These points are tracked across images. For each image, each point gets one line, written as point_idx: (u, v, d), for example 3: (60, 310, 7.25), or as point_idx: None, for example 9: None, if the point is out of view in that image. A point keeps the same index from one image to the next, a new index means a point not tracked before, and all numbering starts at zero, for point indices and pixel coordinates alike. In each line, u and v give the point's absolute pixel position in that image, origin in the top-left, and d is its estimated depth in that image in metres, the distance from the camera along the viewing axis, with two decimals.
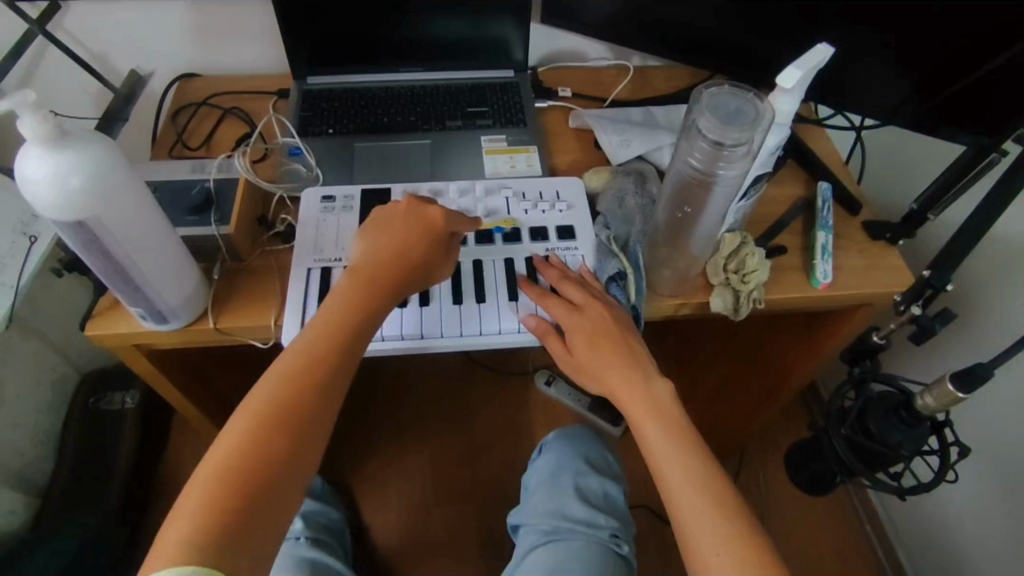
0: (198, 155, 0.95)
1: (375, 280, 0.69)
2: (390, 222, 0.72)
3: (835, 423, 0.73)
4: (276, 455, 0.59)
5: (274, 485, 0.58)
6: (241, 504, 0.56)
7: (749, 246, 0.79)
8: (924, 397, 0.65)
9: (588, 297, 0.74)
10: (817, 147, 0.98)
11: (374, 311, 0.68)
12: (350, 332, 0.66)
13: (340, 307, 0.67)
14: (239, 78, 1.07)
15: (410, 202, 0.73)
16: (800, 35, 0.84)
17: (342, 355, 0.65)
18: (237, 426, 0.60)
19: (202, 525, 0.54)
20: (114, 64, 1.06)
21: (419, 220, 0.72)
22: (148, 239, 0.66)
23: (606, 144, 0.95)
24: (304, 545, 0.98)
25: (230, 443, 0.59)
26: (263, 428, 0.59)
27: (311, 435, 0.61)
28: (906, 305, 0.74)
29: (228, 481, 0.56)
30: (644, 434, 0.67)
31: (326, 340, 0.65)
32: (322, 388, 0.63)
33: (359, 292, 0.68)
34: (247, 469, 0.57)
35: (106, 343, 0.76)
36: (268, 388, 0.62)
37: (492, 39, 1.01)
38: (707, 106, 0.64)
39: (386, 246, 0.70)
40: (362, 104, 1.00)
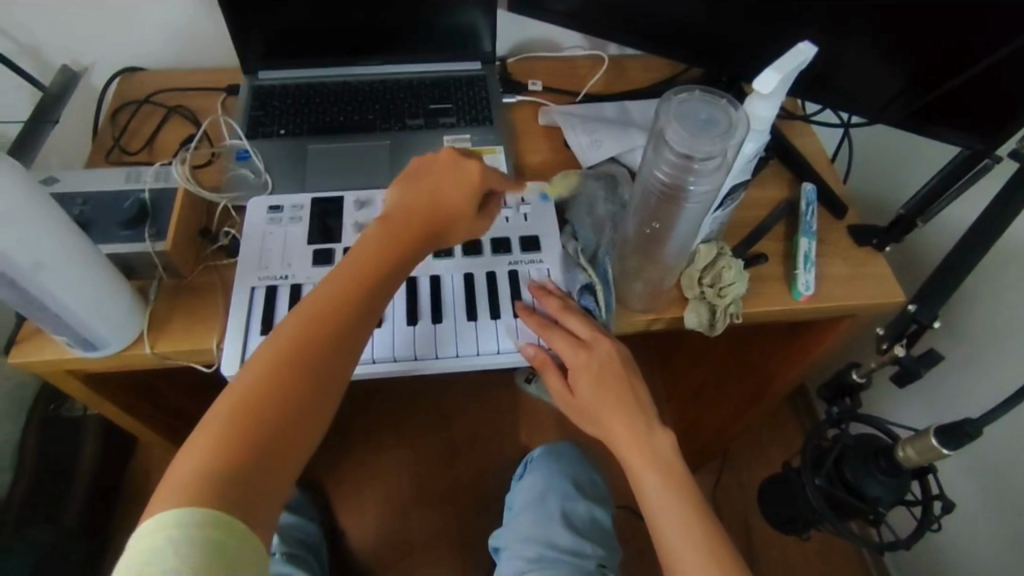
0: (139, 160, 0.88)
1: (411, 227, 0.64)
2: (431, 170, 0.66)
3: (809, 469, 0.69)
4: (294, 397, 0.55)
5: (292, 430, 0.54)
6: (251, 447, 0.52)
7: (726, 258, 0.74)
8: (906, 448, 0.61)
9: (593, 331, 0.68)
10: (802, 145, 0.93)
11: (402, 256, 0.63)
12: (382, 279, 0.61)
13: (373, 251, 0.62)
14: (185, 72, 1.00)
15: (451, 154, 0.67)
16: (784, 28, 0.78)
17: (372, 303, 0.60)
18: (261, 364, 0.55)
19: (214, 463, 0.50)
20: (46, 59, 0.98)
21: (460, 172, 0.66)
22: (61, 263, 0.60)
23: (576, 145, 0.89)
24: (279, 561, 0.91)
25: (253, 379, 0.54)
26: (283, 372, 0.55)
27: (332, 384, 0.57)
28: (888, 344, 0.67)
29: (248, 418, 0.53)
30: (643, 485, 0.64)
31: (354, 283, 0.60)
32: (344, 338, 0.58)
33: (392, 242, 0.63)
34: (263, 413, 0.53)
35: (36, 370, 0.71)
36: (293, 329, 0.57)
37: (455, 29, 0.94)
38: (676, 113, 0.58)
39: (425, 191, 0.65)
40: (318, 102, 0.93)
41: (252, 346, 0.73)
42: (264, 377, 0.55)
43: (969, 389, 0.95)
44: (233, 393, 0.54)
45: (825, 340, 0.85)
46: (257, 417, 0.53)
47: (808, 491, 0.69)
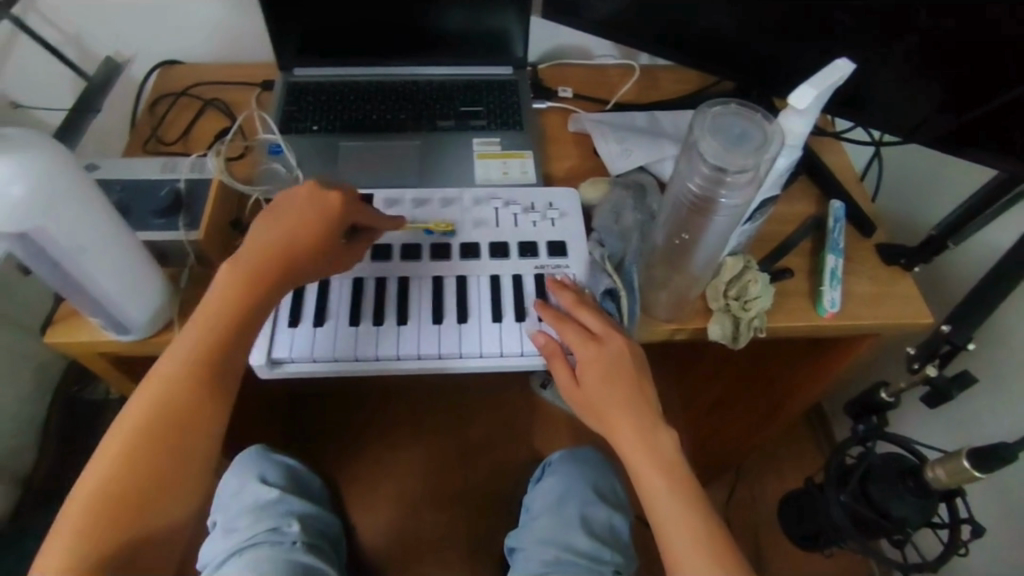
0: (174, 150, 0.90)
1: (266, 270, 0.64)
2: (285, 208, 0.66)
3: (835, 486, 0.74)
4: (160, 453, 0.59)
5: (164, 483, 0.59)
6: (125, 509, 0.57)
7: (752, 271, 0.74)
8: (934, 470, 0.64)
9: (608, 327, 0.68)
10: (832, 162, 0.92)
11: (256, 302, 0.64)
12: (230, 330, 0.63)
13: (221, 297, 0.63)
14: (222, 66, 1.02)
15: (310, 188, 0.67)
16: (818, 43, 0.78)
17: (229, 348, 0.63)
18: (125, 428, 0.60)
19: (87, 532, 0.56)
20: (90, 49, 1.01)
21: (316, 208, 0.66)
22: (99, 247, 0.61)
23: (604, 152, 0.89)
24: (299, 550, 0.94)
25: (121, 443, 0.59)
26: (146, 432, 0.59)
27: (201, 429, 0.61)
28: (919, 363, 0.67)
29: (118, 483, 0.58)
30: (648, 485, 0.64)
31: (207, 333, 0.62)
32: (207, 385, 0.61)
33: (239, 285, 0.63)
34: (134, 471, 0.58)
35: (68, 351, 0.72)
36: (153, 388, 0.61)
37: (488, 34, 0.95)
38: (710, 126, 0.58)
39: (279, 232, 0.65)
40: (350, 100, 0.95)
41: (279, 337, 0.72)
42: (128, 441, 0.59)
43: (995, 415, 0.93)
44: (103, 460, 0.59)
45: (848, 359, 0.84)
46: (130, 472, 0.58)
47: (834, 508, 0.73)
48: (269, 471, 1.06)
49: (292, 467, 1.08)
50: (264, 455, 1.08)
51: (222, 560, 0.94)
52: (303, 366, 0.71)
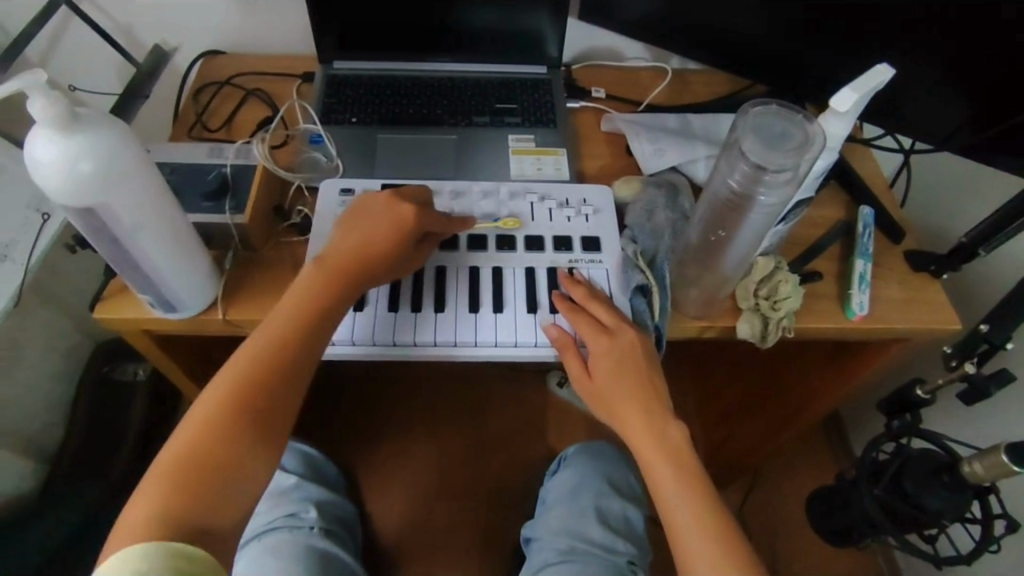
0: (217, 137, 0.92)
1: (347, 271, 0.68)
2: (368, 213, 0.70)
3: (868, 480, 0.75)
4: (241, 431, 0.60)
5: (242, 459, 0.60)
6: (204, 480, 0.58)
7: (783, 272, 0.75)
8: (971, 464, 0.64)
9: (619, 321, 0.70)
10: (862, 168, 0.93)
11: (338, 299, 0.68)
12: (312, 321, 0.66)
13: (308, 290, 0.67)
14: (264, 57, 1.04)
15: (390, 197, 0.71)
16: (854, 50, 0.80)
17: (307, 343, 0.65)
18: (208, 404, 0.61)
19: (168, 502, 0.56)
20: (137, 37, 1.04)
21: (395, 215, 0.70)
22: (157, 226, 0.63)
23: (638, 152, 0.91)
24: (316, 535, 0.88)
25: (202, 419, 0.60)
26: (232, 407, 0.61)
27: (277, 419, 0.63)
28: (957, 361, 0.70)
29: (200, 455, 0.58)
30: (656, 474, 0.65)
31: (291, 321, 0.65)
32: (282, 375, 0.64)
33: (321, 282, 0.67)
34: (216, 444, 0.59)
35: (115, 326, 0.75)
36: (237, 368, 0.63)
37: (526, 33, 0.97)
38: (752, 126, 0.60)
39: (358, 236, 0.69)
40: (388, 94, 0.97)
41: None
42: (212, 416, 0.60)
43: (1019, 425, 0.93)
44: (189, 432, 0.59)
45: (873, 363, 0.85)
46: (206, 455, 0.59)
47: (866, 501, 0.75)
48: (286, 457, 0.98)
49: (310, 453, 1.01)
50: (283, 442, 1.01)
51: (241, 543, 0.87)
52: (344, 350, 0.74)
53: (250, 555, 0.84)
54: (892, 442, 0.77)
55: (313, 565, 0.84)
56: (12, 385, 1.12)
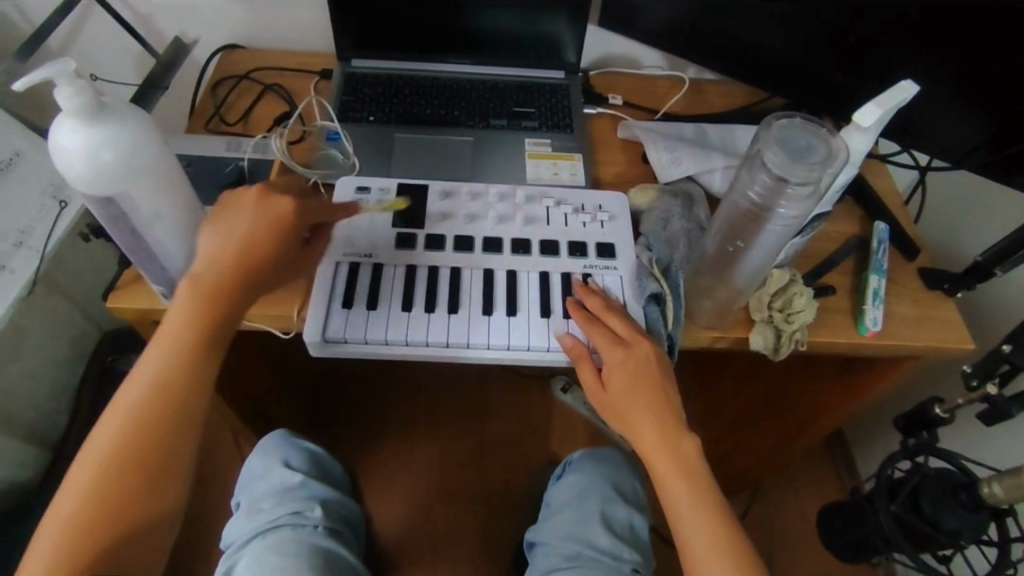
0: (234, 131, 0.92)
1: (224, 290, 0.60)
2: (239, 214, 0.61)
3: (884, 496, 0.74)
4: (137, 477, 0.56)
5: (141, 507, 0.56)
6: (104, 535, 0.54)
7: (799, 285, 0.75)
8: (991, 484, 0.64)
9: (635, 333, 0.70)
10: (878, 184, 0.93)
11: (223, 314, 0.60)
12: (196, 343, 0.59)
13: (185, 309, 0.59)
14: (283, 53, 1.04)
15: (259, 192, 0.62)
16: (874, 66, 0.80)
17: (196, 369, 0.59)
18: (96, 454, 0.56)
19: (64, 567, 0.53)
20: (158, 30, 1.04)
21: (269, 214, 0.62)
22: (175, 219, 0.63)
23: (654, 160, 0.90)
24: (321, 534, 0.88)
25: (91, 470, 0.55)
26: (121, 455, 0.56)
27: (176, 454, 0.58)
28: (979, 381, 0.69)
29: (93, 514, 0.55)
30: (669, 490, 0.66)
31: (172, 346, 0.58)
32: (177, 406, 0.58)
33: (202, 298, 0.59)
34: (113, 497, 0.55)
35: (127, 316, 0.75)
36: (125, 411, 0.57)
37: (545, 38, 0.97)
38: (776, 138, 0.60)
39: (234, 243, 0.60)
40: (406, 93, 0.97)
41: (333, 318, 0.73)
42: (103, 467, 0.56)
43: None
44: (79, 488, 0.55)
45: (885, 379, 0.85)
46: (106, 498, 0.55)
47: (883, 516, 0.73)
48: (294, 456, 0.99)
49: (315, 452, 1.02)
50: (287, 439, 1.01)
51: (244, 541, 0.86)
52: (356, 348, 0.73)
53: (254, 551, 0.83)
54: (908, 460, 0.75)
55: (318, 563, 0.83)
56: (20, 371, 1.13)
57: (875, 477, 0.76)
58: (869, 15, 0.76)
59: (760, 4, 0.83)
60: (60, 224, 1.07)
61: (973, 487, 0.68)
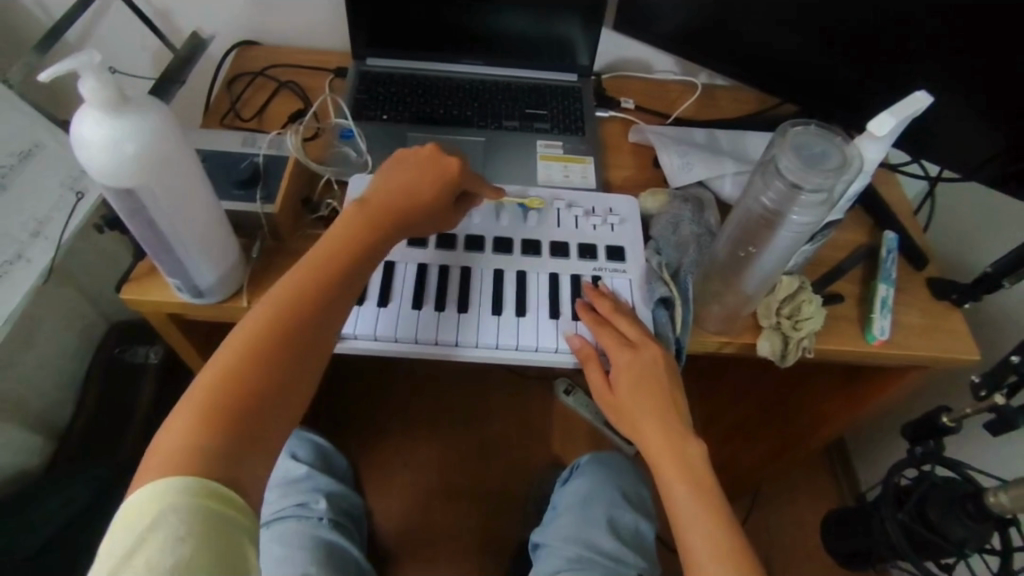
0: (250, 127, 0.93)
1: (388, 212, 0.67)
2: (410, 163, 0.69)
3: (893, 504, 0.74)
4: (280, 363, 0.57)
5: (278, 396, 0.57)
6: (235, 412, 0.54)
7: (807, 292, 0.75)
8: (997, 494, 0.63)
9: (644, 336, 0.71)
10: (887, 193, 0.94)
11: (381, 243, 0.66)
12: (355, 263, 0.64)
13: (353, 231, 0.65)
14: (298, 50, 1.05)
15: (433, 147, 0.70)
16: (887, 76, 0.80)
17: (343, 280, 0.63)
18: (244, 333, 0.58)
19: (199, 434, 0.52)
20: (176, 25, 1.05)
21: (437, 166, 0.69)
22: (192, 211, 0.64)
23: (666, 164, 0.91)
24: (325, 527, 0.88)
25: (235, 349, 0.57)
26: (268, 340, 0.58)
27: (313, 354, 0.60)
28: (987, 392, 0.70)
29: (230, 389, 0.55)
30: (673, 495, 0.66)
31: (334, 258, 0.63)
32: (315, 311, 0.61)
33: (367, 225, 0.66)
34: (254, 378, 0.56)
35: (141, 308, 0.76)
36: (276, 301, 0.60)
37: (559, 40, 0.98)
38: (790, 144, 0.60)
39: (403, 183, 0.68)
40: (420, 93, 0.97)
41: None
42: (247, 347, 0.57)
43: None
44: (223, 363, 0.56)
45: (890, 388, 0.85)
46: (246, 378, 0.55)
47: (888, 523, 0.74)
48: (298, 446, 0.98)
49: (321, 444, 1.01)
50: (293, 432, 1.01)
51: (252, 532, 0.88)
52: (367, 344, 0.74)
53: (260, 543, 0.86)
54: (915, 468, 0.76)
55: (321, 557, 0.84)
56: (31, 360, 1.14)
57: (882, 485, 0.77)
58: (884, 25, 0.76)
59: (776, 10, 0.83)
60: (77, 215, 0.96)
61: (979, 497, 0.67)
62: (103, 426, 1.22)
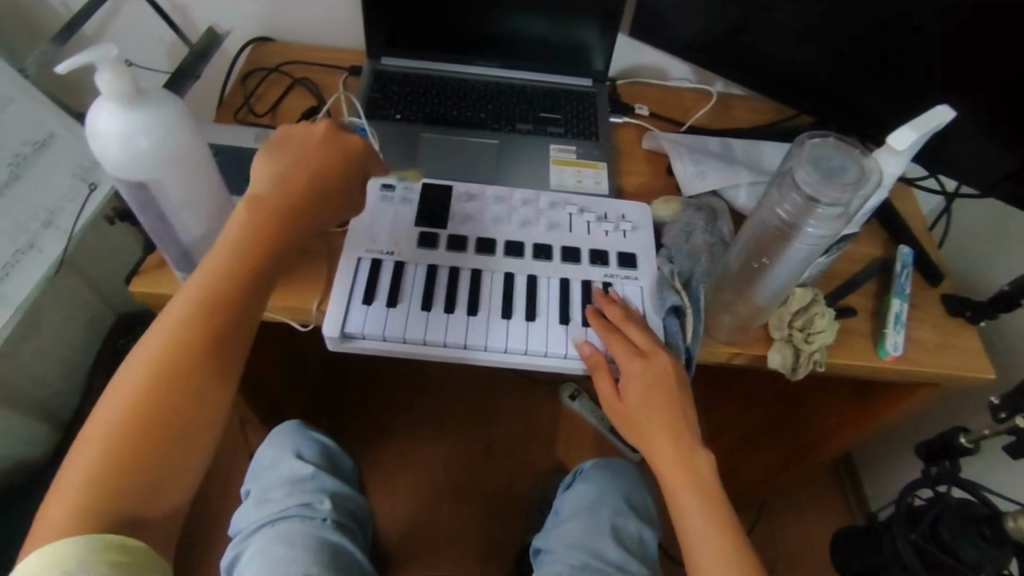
0: (263, 122, 0.93)
1: (287, 208, 0.62)
2: (300, 152, 0.65)
3: (905, 523, 0.73)
4: (179, 397, 0.55)
5: (180, 430, 0.54)
6: (133, 455, 0.52)
7: (821, 305, 0.74)
8: (1016, 519, 0.62)
9: (655, 345, 0.70)
10: (903, 208, 0.93)
11: (281, 243, 0.62)
12: (255, 271, 0.60)
13: (245, 235, 0.60)
14: (313, 47, 1.05)
15: (324, 130, 0.66)
16: (907, 91, 0.79)
17: (243, 296, 0.59)
18: (137, 370, 0.55)
19: (98, 485, 0.51)
20: (192, 18, 1.05)
21: (333, 152, 0.66)
22: (202, 206, 0.64)
23: (680, 172, 0.90)
24: (329, 527, 0.88)
25: (128, 389, 0.54)
26: (162, 375, 0.55)
27: (212, 377, 0.56)
28: (1007, 414, 0.68)
29: (127, 433, 0.53)
30: (682, 508, 0.65)
31: (226, 270, 0.59)
32: (214, 336, 0.57)
33: (260, 227, 0.61)
34: (150, 415, 0.54)
35: (149, 301, 0.75)
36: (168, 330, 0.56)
37: (575, 44, 0.97)
38: (808, 157, 0.59)
39: (297, 175, 0.64)
40: (434, 93, 0.97)
41: (352, 313, 0.73)
42: (142, 387, 0.54)
43: None
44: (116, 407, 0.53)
45: (900, 405, 0.84)
46: (144, 418, 0.53)
47: (899, 542, 0.72)
48: (306, 446, 0.99)
49: (326, 445, 1.01)
50: (299, 431, 1.00)
51: (253, 528, 0.87)
52: (374, 344, 0.73)
53: (262, 540, 0.84)
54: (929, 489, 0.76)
55: (323, 557, 0.83)
56: (37, 349, 1.14)
57: (895, 504, 0.76)
58: (905, 37, 0.75)
59: (795, 20, 0.82)
60: (87, 206, 0.91)
61: (997, 520, 0.66)
62: None
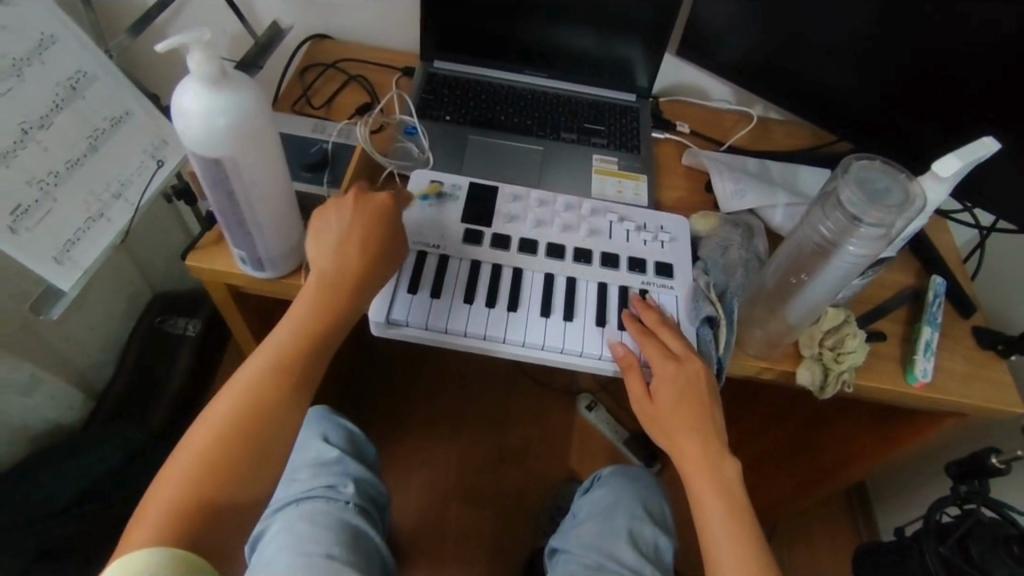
0: (318, 115, 0.97)
1: (344, 289, 0.67)
2: (347, 214, 0.69)
3: (934, 536, 0.74)
4: (253, 445, 0.60)
5: (253, 468, 0.60)
6: (208, 488, 0.58)
7: (852, 326, 0.76)
8: None
9: (689, 352, 0.71)
10: (938, 239, 0.94)
11: (342, 303, 0.67)
12: (322, 333, 0.66)
13: (312, 303, 0.66)
14: (369, 47, 1.09)
15: (357, 190, 0.70)
16: (948, 124, 0.81)
17: (309, 356, 0.65)
18: (216, 422, 0.61)
19: (178, 517, 0.56)
20: (255, 13, 1.10)
21: (372, 207, 0.70)
22: (267, 188, 0.67)
23: (719, 189, 0.92)
24: (351, 511, 0.90)
25: (207, 436, 0.60)
26: (238, 425, 0.61)
27: (281, 426, 0.62)
28: None
29: (204, 469, 0.58)
30: (705, 511, 0.67)
31: (297, 333, 0.66)
32: (283, 392, 0.63)
33: (325, 295, 0.67)
34: (225, 459, 0.59)
35: (203, 275, 0.79)
36: (244, 387, 0.63)
37: (622, 59, 1.00)
38: (854, 178, 0.61)
39: (351, 240, 0.68)
40: (482, 98, 1.00)
41: (397, 302, 0.76)
42: (220, 436, 0.60)
43: None
44: (197, 451, 0.59)
45: (925, 432, 0.85)
46: (222, 458, 0.59)
47: (928, 555, 0.73)
48: (333, 432, 1.00)
49: (354, 432, 1.03)
50: (325, 417, 1.02)
51: (279, 506, 0.89)
52: (415, 332, 0.76)
53: (287, 518, 0.86)
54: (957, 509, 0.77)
55: (345, 537, 0.85)
56: (80, 318, 1.17)
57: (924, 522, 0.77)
58: (950, 71, 0.77)
59: (842, 47, 0.84)
60: (159, 181, 0.88)
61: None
62: (138, 390, 1.25)
